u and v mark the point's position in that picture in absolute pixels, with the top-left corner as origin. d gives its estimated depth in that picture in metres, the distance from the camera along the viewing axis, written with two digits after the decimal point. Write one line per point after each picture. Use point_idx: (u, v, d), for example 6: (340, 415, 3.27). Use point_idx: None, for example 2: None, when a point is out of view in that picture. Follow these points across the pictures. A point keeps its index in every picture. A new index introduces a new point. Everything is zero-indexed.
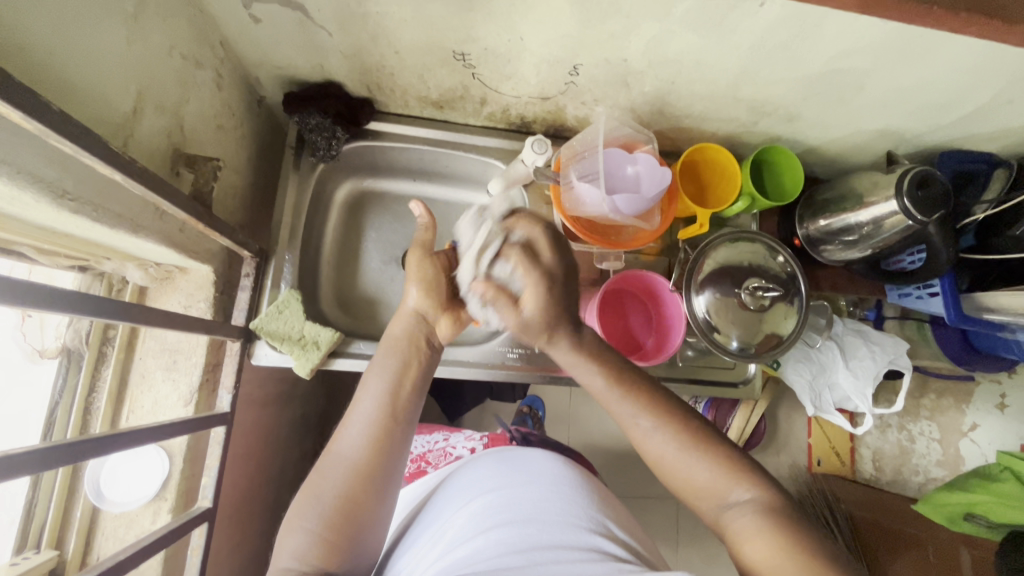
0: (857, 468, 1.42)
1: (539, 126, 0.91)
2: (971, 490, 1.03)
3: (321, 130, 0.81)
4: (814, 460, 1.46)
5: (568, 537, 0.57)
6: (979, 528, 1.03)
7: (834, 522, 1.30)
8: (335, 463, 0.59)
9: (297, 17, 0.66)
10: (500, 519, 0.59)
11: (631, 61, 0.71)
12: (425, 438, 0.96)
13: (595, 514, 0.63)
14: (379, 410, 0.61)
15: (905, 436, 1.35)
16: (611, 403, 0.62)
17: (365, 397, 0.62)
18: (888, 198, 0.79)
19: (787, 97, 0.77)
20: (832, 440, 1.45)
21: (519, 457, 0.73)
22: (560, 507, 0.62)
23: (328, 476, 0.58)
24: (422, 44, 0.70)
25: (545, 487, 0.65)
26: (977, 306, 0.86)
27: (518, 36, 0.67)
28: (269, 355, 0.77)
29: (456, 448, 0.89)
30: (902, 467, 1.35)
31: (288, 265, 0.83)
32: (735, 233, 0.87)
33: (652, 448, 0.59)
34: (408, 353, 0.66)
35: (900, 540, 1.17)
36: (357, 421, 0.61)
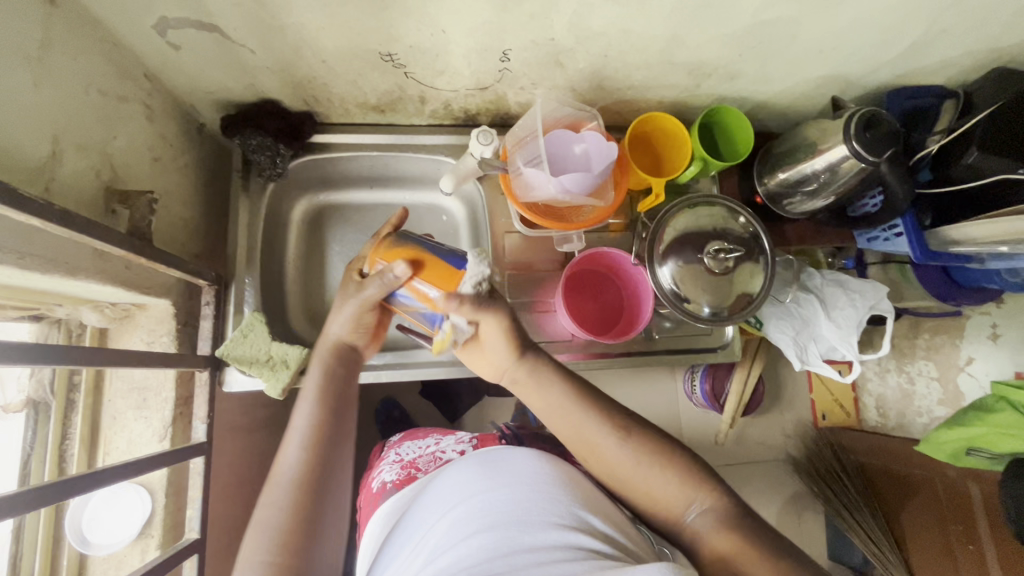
0: (863, 417, 1.45)
1: (485, 118, 0.90)
2: (970, 425, 1.06)
3: (264, 148, 0.82)
4: (819, 415, 1.48)
5: (546, 537, 0.57)
6: (982, 461, 1.08)
7: (846, 474, 1.35)
8: (279, 484, 0.58)
9: (215, 39, 0.66)
10: (479, 524, 0.58)
11: (558, 40, 0.70)
12: (418, 443, 0.92)
13: (577, 507, 0.62)
14: (314, 424, 0.62)
15: (903, 379, 1.39)
16: (568, 416, 0.65)
17: (298, 418, 0.63)
18: (838, 143, 0.79)
19: (722, 55, 0.76)
20: (833, 392, 1.47)
21: (502, 453, 0.69)
22: (541, 505, 0.61)
23: (273, 500, 0.57)
24: (347, 51, 0.70)
25: (528, 482, 0.63)
26: (942, 240, 0.85)
27: (439, 30, 0.67)
28: (240, 380, 0.77)
29: (445, 452, 0.86)
30: (905, 410, 1.37)
31: (249, 288, 0.83)
32: (693, 200, 0.87)
33: (610, 456, 0.64)
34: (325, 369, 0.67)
35: (904, 482, 1.27)
36: (294, 443, 0.61)
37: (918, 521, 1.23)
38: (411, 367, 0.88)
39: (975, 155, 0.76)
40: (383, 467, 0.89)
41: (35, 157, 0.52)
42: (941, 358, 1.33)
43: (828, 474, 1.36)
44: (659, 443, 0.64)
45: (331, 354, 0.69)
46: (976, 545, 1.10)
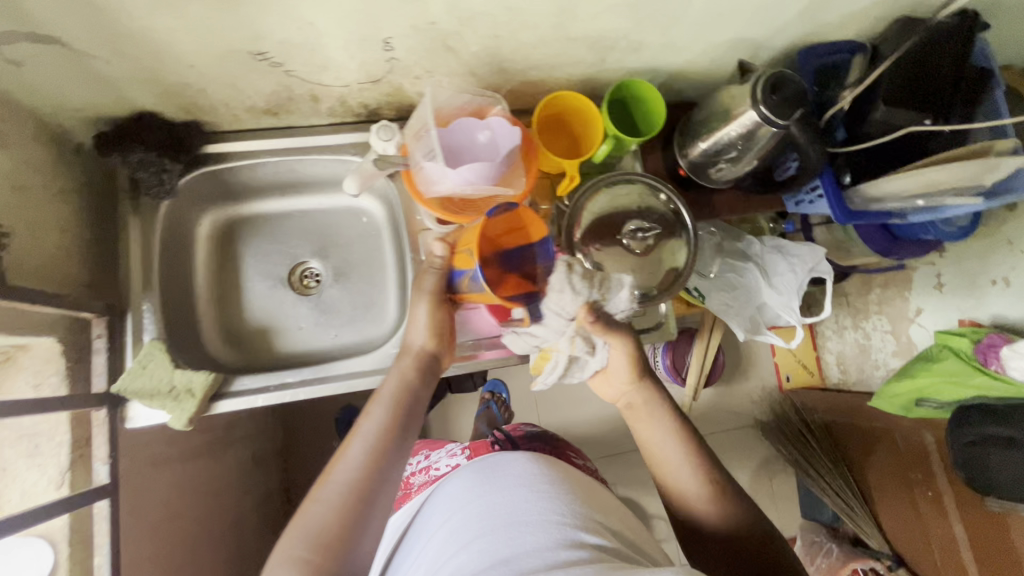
0: (826, 375, 1.52)
1: (390, 112, 0.85)
2: (916, 376, 1.10)
3: (147, 164, 0.76)
4: (785, 377, 1.57)
5: (545, 535, 0.60)
6: (931, 410, 1.12)
7: (812, 435, 1.43)
8: (335, 485, 0.58)
9: (58, 51, 0.60)
10: (482, 529, 0.62)
11: (439, 23, 0.66)
12: (411, 461, 1.02)
13: (574, 508, 0.65)
14: (384, 430, 0.63)
15: (860, 335, 1.40)
16: (638, 417, 0.75)
17: (367, 423, 0.63)
18: (746, 109, 0.77)
19: (620, 26, 0.73)
20: (799, 356, 1.55)
21: (498, 462, 0.74)
22: (538, 508, 0.64)
23: (325, 499, 0.57)
24: (212, 53, 0.65)
25: (524, 489, 0.67)
26: (866, 198, 0.83)
27: (305, 22, 0.62)
28: (142, 414, 0.73)
29: (438, 466, 0.94)
30: (863, 364, 1.40)
31: (149, 313, 0.77)
32: (609, 178, 0.83)
33: (662, 455, 0.72)
34: (404, 377, 0.69)
35: (864, 433, 1.34)
36: (359, 444, 0.61)
37: (883, 474, 1.31)
38: (320, 382, 0.79)
39: (882, 110, 0.76)
40: None
41: None
42: (893, 310, 1.32)
43: (796, 437, 1.43)
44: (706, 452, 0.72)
45: (413, 361, 0.71)
46: (936, 492, 1.18)
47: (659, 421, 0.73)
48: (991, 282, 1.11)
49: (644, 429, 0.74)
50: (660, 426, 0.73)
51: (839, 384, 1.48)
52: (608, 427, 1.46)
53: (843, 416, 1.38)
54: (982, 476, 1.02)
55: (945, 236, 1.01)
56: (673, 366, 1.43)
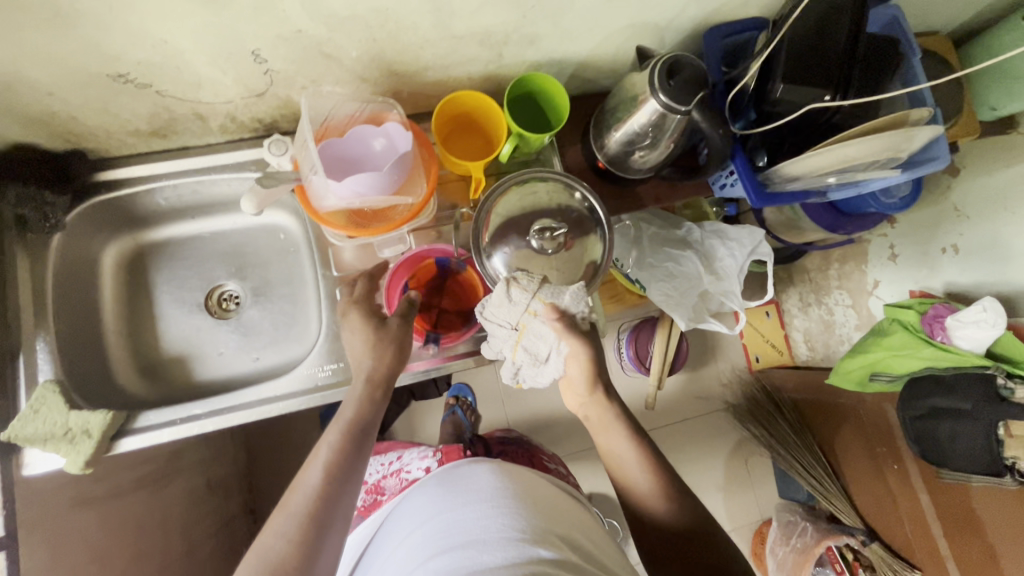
0: (795, 354, 1.48)
1: (289, 124, 0.82)
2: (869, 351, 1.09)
3: (27, 200, 0.72)
4: (753, 359, 1.51)
5: (500, 552, 0.57)
6: (884, 385, 1.08)
7: (781, 412, 1.41)
8: (291, 511, 0.56)
9: None
10: (440, 547, 0.59)
11: (306, 31, 0.63)
12: (380, 462, 1.00)
13: (534, 523, 0.63)
14: (337, 453, 0.61)
15: (824, 311, 1.39)
16: (600, 427, 0.75)
17: (322, 449, 0.61)
18: (648, 96, 0.74)
19: (506, 19, 0.70)
20: (765, 334, 1.50)
21: (463, 476, 0.73)
22: (498, 524, 0.61)
23: (281, 529, 0.55)
24: (66, 79, 0.61)
25: (486, 504, 0.65)
26: (785, 178, 0.81)
27: (157, 40, 0.59)
28: (37, 459, 0.70)
29: (410, 471, 0.90)
30: (829, 341, 1.38)
31: (44, 352, 0.74)
32: (518, 176, 0.81)
33: (619, 458, 0.73)
34: (360, 403, 0.67)
35: (831, 410, 1.32)
36: (315, 469, 0.59)
37: (850, 449, 1.29)
38: (240, 411, 0.78)
39: (781, 88, 0.72)
40: None
41: None
42: (852, 285, 1.32)
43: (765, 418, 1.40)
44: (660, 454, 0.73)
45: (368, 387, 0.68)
46: (902, 464, 1.15)
47: (614, 425, 0.74)
48: (941, 250, 1.10)
49: (605, 439, 0.74)
50: (619, 434, 0.73)
51: (809, 362, 1.45)
52: (575, 423, 1.44)
53: (812, 393, 1.36)
54: (933, 451, 0.99)
55: (887, 208, 0.95)
56: (637, 356, 1.40)
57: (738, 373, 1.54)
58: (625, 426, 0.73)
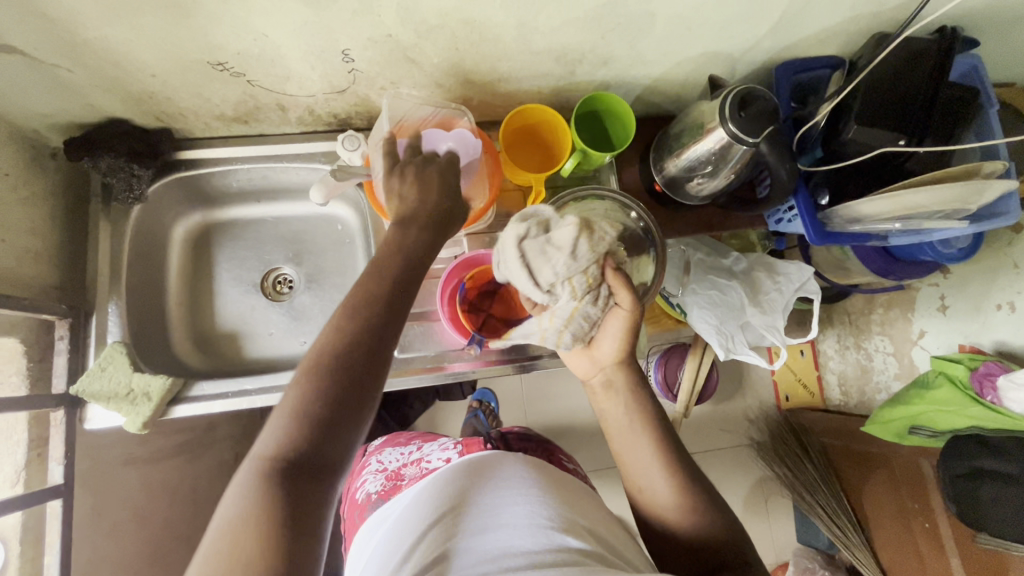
0: (827, 396, 1.47)
1: (361, 122, 0.86)
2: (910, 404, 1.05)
3: (117, 170, 0.78)
4: (783, 397, 1.51)
5: (531, 539, 0.57)
6: (923, 439, 1.07)
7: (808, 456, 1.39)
8: (240, 479, 0.44)
9: (22, 61, 0.61)
10: (467, 528, 0.59)
11: (396, 36, 0.66)
12: (398, 451, 0.91)
13: (564, 511, 0.62)
14: (313, 407, 0.46)
15: (862, 355, 1.36)
16: (629, 435, 0.66)
17: (293, 393, 0.47)
18: (716, 126, 0.75)
19: (585, 39, 0.71)
20: (797, 373, 1.50)
21: (489, 460, 0.71)
22: (528, 509, 0.61)
23: (222, 518, 0.42)
24: (171, 62, 0.65)
25: (514, 489, 0.64)
26: (845, 220, 0.80)
27: (260, 34, 0.62)
28: (99, 415, 0.73)
29: (430, 461, 0.82)
30: (864, 387, 1.36)
31: (113, 315, 0.79)
32: (578, 192, 0.83)
33: (636, 465, 0.65)
34: (355, 327, 0.50)
35: (859, 458, 1.29)
36: (278, 423, 0.46)
37: (879, 500, 1.25)
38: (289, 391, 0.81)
39: (854, 129, 0.72)
40: (365, 478, 0.88)
41: None
42: (895, 332, 1.28)
43: (790, 457, 1.38)
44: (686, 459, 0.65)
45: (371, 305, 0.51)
46: (933, 523, 1.11)
47: (633, 425, 0.66)
48: (996, 307, 1.05)
49: (629, 453, 0.66)
50: (649, 446, 0.65)
51: (840, 407, 1.43)
52: (596, 442, 1.43)
53: (841, 438, 1.34)
54: (971, 512, 0.97)
55: (936, 255, 0.93)
56: (665, 380, 1.40)
57: (765, 409, 1.51)
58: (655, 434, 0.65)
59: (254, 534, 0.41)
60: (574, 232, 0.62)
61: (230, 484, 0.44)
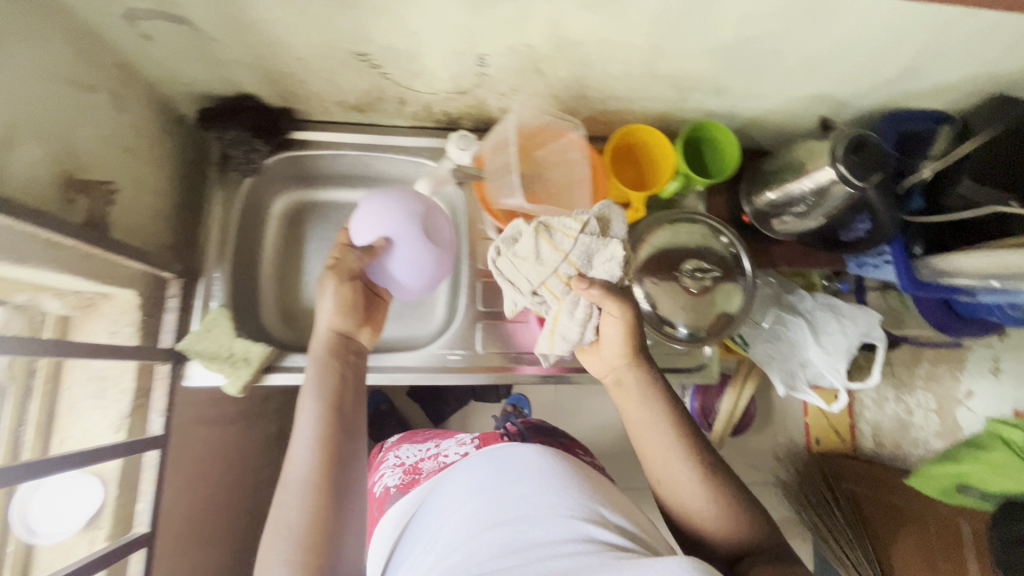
0: (858, 443, 1.44)
1: (468, 122, 0.89)
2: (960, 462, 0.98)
3: (240, 142, 0.81)
4: (813, 440, 1.49)
5: (559, 528, 0.58)
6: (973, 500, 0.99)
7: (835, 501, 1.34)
8: (292, 484, 0.60)
9: (187, 32, 0.65)
10: (491, 522, 0.59)
11: (534, 46, 0.69)
12: (416, 447, 0.94)
13: (588, 498, 0.63)
14: (322, 421, 0.64)
15: (901, 409, 1.34)
16: (643, 428, 0.63)
17: (304, 416, 0.64)
18: (824, 165, 0.76)
19: (708, 69, 0.74)
20: (830, 419, 1.48)
21: (510, 451, 0.69)
22: (552, 496, 0.61)
23: (287, 504, 0.59)
24: (320, 49, 0.69)
25: (540, 480, 0.64)
26: (934, 270, 0.81)
27: (412, 32, 0.65)
28: (199, 374, 0.77)
29: (447, 455, 0.86)
30: (901, 439, 1.33)
31: (218, 282, 0.82)
32: (673, 215, 0.85)
33: (669, 466, 0.61)
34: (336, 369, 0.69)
35: (893, 513, 1.21)
36: (304, 441, 0.63)
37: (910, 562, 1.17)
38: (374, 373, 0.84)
39: (967, 184, 0.74)
40: (385, 471, 0.91)
41: None
42: (940, 390, 1.26)
43: (818, 502, 1.36)
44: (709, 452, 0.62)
45: (326, 347, 0.71)
46: None
47: (657, 424, 0.62)
48: None
49: (655, 459, 0.62)
50: (680, 452, 0.60)
51: (870, 456, 1.40)
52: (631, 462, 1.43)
53: (873, 489, 1.27)
54: None
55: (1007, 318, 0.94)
56: (702, 409, 1.39)
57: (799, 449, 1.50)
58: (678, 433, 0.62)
59: (318, 515, 0.58)
60: (536, 239, 0.63)
61: (281, 498, 0.59)
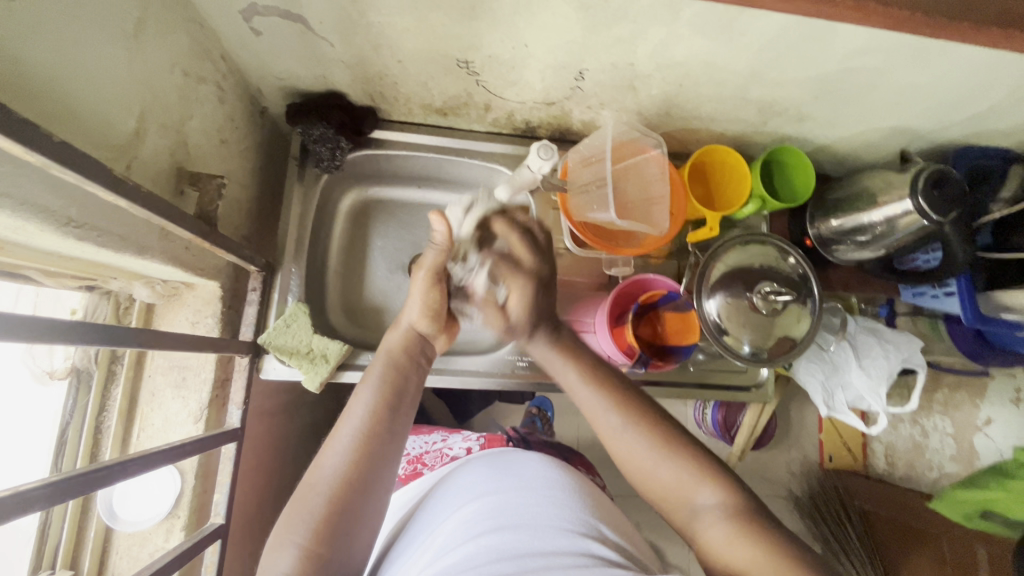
0: (870, 462, 1.38)
1: (545, 131, 0.90)
2: (987, 488, 1.02)
3: (326, 140, 0.80)
4: (826, 456, 1.43)
5: (560, 541, 0.59)
6: (996, 525, 1.02)
7: (847, 519, 1.27)
8: (323, 473, 0.58)
9: (298, 30, 0.65)
10: (490, 526, 0.60)
11: (637, 65, 0.70)
12: (423, 439, 0.98)
13: (587, 517, 0.65)
14: (372, 416, 0.62)
15: (917, 431, 1.29)
16: (582, 395, 0.66)
17: (357, 409, 0.62)
18: (902, 198, 0.77)
19: (799, 97, 0.75)
20: (844, 436, 1.42)
21: (513, 463, 0.73)
22: (553, 513, 0.63)
23: (314, 488, 0.57)
24: (426, 53, 0.69)
25: (539, 491, 0.66)
26: (994, 305, 0.84)
27: (522, 44, 0.66)
28: (278, 369, 0.77)
29: (452, 448, 0.91)
30: (915, 462, 1.27)
31: (294, 277, 0.83)
32: (746, 236, 0.86)
33: (620, 445, 0.63)
34: (393, 363, 0.68)
35: (912, 534, 1.15)
36: (347, 432, 0.61)
37: None
38: (445, 375, 0.88)
39: None
40: None
41: (120, 133, 0.52)
42: (959, 415, 1.22)
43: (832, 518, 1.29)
44: (667, 427, 0.63)
45: (402, 341, 0.70)
46: None
47: (588, 391, 0.66)
48: None
49: (608, 431, 0.64)
50: (612, 412, 0.64)
51: (882, 476, 1.33)
52: None
53: (890, 510, 1.21)
54: None
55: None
56: (724, 421, 1.34)
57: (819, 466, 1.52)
58: (620, 404, 0.64)
59: (335, 507, 0.56)
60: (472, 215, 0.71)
61: (309, 481, 0.58)
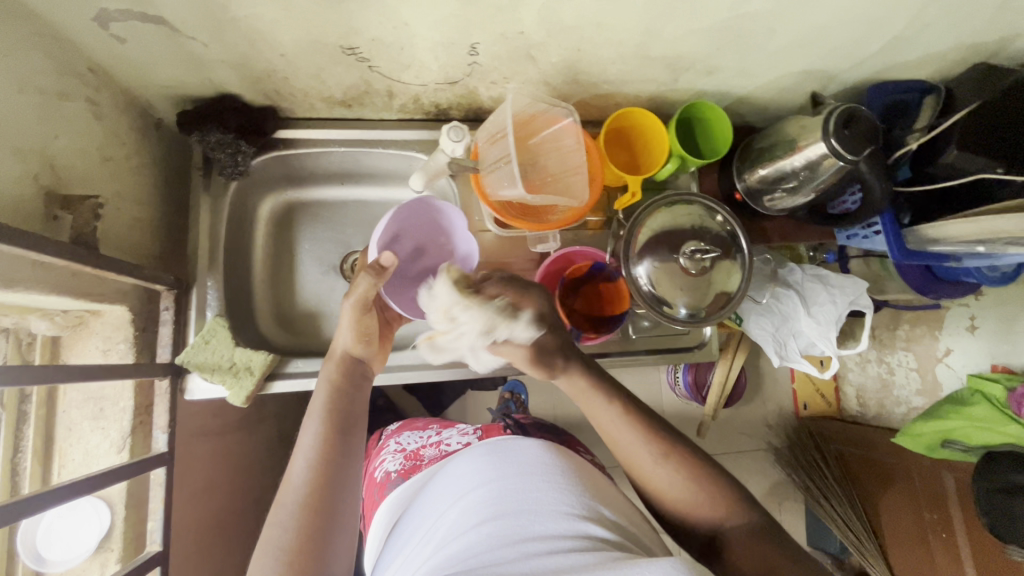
0: (844, 406, 1.37)
1: (457, 111, 0.87)
2: (942, 417, 0.97)
3: (224, 145, 0.78)
4: (801, 406, 1.42)
5: (559, 525, 0.56)
6: (956, 452, 0.98)
7: (824, 463, 1.29)
8: (285, 503, 0.55)
9: (162, 32, 0.61)
10: (489, 515, 0.58)
11: (528, 33, 0.67)
12: (418, 434, 0.92)
13: (586, 497, 0.62)
14: (321, 442, 0.59)
15: (883, 369, 1.27)
16: (608, 429, 0.64)
17: (306, 436, 0.60)
18: (817, 140, 0.76)
19: (701, 50, 0.73)
20: (816, 383, 1.40)
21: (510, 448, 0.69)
22: (552, 495, 0.60)
23: (281, 521, 0.54)
24: (306, 43, 0.66)
25: (537, 474, 0.63)
26: (920, 239, 0.83)
27: (401, 23, 0.63)
28: (202, 387, 0.75)
29: (448, 442, 0.86)
30: (883, 400, 1.26)
31: (212, 290, 0.80)
32: (669, 197, 0.85)
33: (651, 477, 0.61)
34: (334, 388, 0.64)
35: (883, 470, 1.18)
36: (301, 461, 0.58)
37: (896, 518, 1.17)
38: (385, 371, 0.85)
39: (954, 153, 0.76)
40: (385, 457, 0.89)
41: None
42: (921, 349, 1.19)
43: (809, 465, 1.30)
44: (682, 446, 0.63)
45: (338, 368, 0.66)
46: (950, 535, 1.04)
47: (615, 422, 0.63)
48: None
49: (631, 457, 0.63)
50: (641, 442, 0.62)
51: (856, 418, 1.33)
52: None
53: (861, 448, 1.24)
54: None
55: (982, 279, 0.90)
56: (695, 384, 1.30)
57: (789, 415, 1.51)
58: (649, 437, 0.62)
59: (302, 532, 0.53)
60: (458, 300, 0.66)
61: (275, 522, 0.54)
